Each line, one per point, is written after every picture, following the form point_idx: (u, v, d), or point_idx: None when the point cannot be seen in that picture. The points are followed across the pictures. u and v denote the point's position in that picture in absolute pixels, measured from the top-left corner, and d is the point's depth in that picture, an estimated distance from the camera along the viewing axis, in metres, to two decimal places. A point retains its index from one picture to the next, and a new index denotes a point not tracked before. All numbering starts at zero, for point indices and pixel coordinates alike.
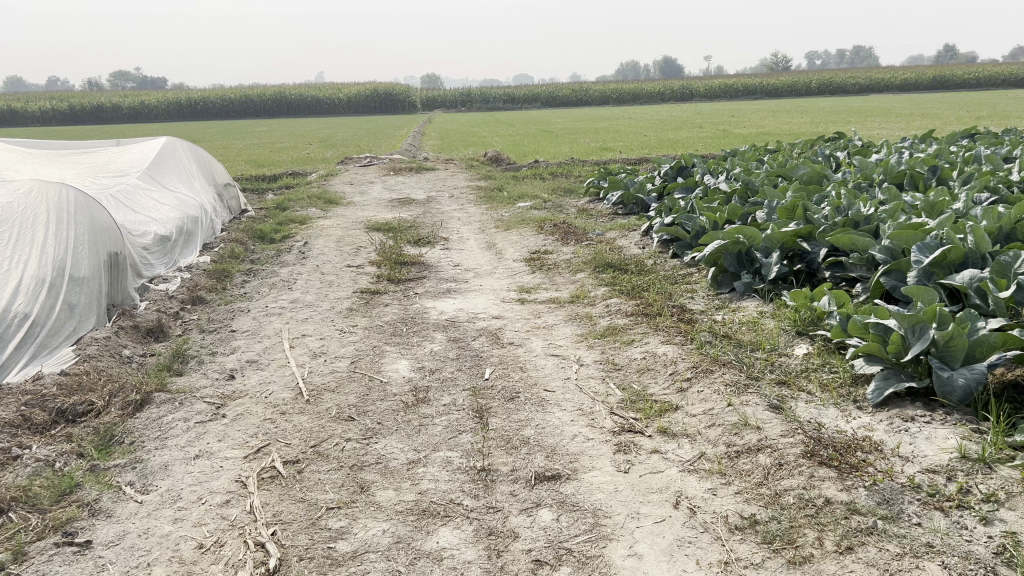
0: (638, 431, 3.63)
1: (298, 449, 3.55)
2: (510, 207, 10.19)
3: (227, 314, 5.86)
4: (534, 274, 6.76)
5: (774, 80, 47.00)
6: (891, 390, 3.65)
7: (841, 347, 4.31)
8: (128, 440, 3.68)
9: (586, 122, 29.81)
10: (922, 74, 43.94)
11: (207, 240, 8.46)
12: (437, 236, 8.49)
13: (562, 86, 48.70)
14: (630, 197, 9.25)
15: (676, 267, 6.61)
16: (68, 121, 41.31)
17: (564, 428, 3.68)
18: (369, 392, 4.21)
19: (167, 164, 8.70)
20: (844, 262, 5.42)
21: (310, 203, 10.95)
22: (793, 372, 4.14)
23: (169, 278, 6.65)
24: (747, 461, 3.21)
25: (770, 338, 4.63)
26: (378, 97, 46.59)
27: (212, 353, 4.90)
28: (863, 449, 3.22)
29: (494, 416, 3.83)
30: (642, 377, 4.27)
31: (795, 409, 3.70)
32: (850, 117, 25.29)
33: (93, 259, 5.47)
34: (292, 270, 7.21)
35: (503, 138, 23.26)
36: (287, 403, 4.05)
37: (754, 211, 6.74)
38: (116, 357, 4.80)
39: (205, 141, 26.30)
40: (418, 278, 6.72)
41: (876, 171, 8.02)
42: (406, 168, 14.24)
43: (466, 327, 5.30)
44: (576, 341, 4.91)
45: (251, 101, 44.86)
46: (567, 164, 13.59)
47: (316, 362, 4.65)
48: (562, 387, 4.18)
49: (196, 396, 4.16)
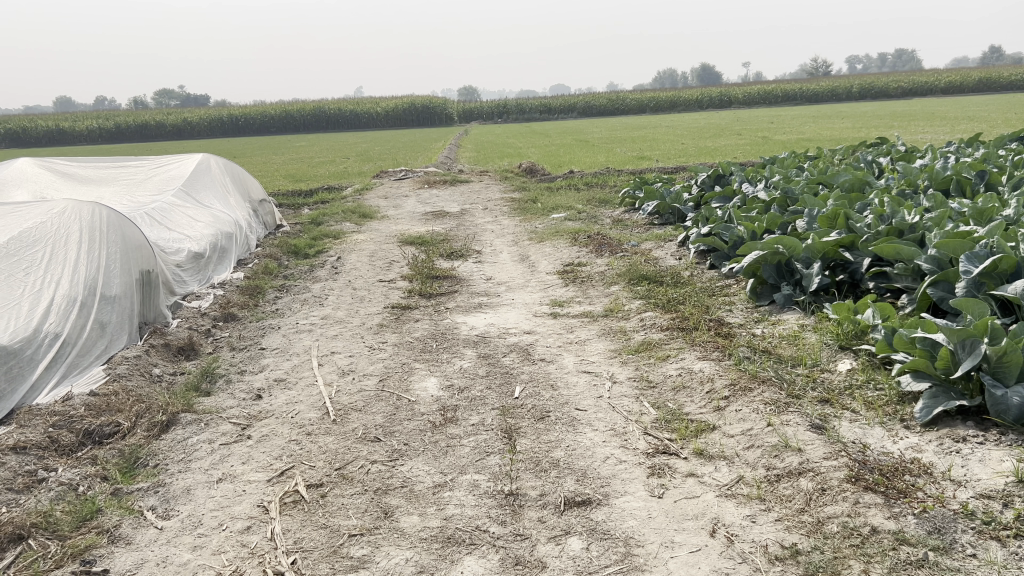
0: (673, 452, 3.49)
1: (323, 472, 3.47)
2: (544, 219, 10.09)
3: (258, 331, 5.83)
4: (568, 287, 6.64)
5: (813, 86, 46.36)
6: (941, 409, 3.46)
7: (886, 362, 4.12)
8: (153, 463, 3.63)
9: (622, 132, 29.62)
10: (966, 77, 43.07)
11: (242, 256, 8.48)
12: (470, 250, 8.41)
13: (597, 96, 48.60)
14: (666, 207, 9.09)
15: (713, 279, 6.44)
16: (114, 139, 42.23)
17: (595, 449, 3.55)
18: (397, 411, 4.12)
19: (202, 181, 8.75)
20: (888, 272, 5.22)
21: (344, 217, 10.97)
22: (836, 389, 3.96)
23: (201, 296, 6.66)
24: (788, 486, 3.06)
25: (811, 353, 4.45)
26: (415, 109, 46.86)
27: (240, 372, 4.86)
28: (912, 472, 3.04)
29: (524, 437, 3.71)
30: (677, 395, 4.12)
31: (838, 429, 3.52)
32: (893, 121, 24.84)
33: (125, 277, 5.48)
34: (324, 285, 7.17)
35: (538, 149, 23.16)
36: (314, 423, 3.98)
37: (795, 220, 6.55)
38: (146, 377, 4.79)
39: (245, 156, 26.72)
40: (450, 292, 6.65)
41: (921, 177, 7.78)
42: (441, 181, 14.22)
43: (497, 342, 5.20)
44: (609, 357, 4.78)
45: (290, 115, 45.41)
46: (603, 174, 13.45)
47: (344, 380, 4.58)
48: (594, 406, 4.05)
49: (222, 417, 4.10)
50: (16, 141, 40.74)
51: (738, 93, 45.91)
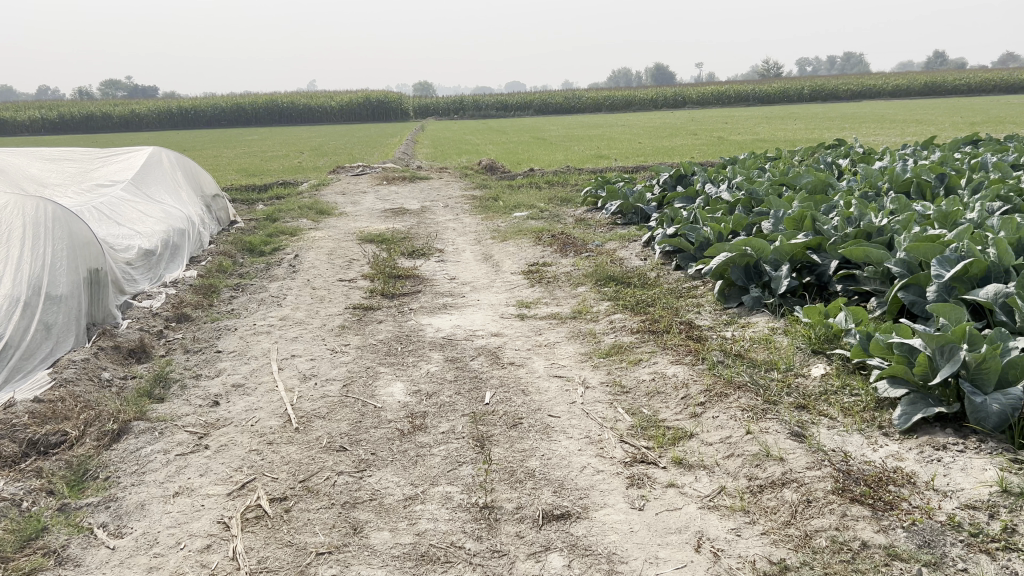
0: (651, 462, 3.38)
1: (286, 484, 3.30)
2: (506, 217, 9.97)
3: (213, 333, 5.60)
4: (534, 287, 6.52)
5: (766, 87, 46.97)
6: (920, 416, 3.41)
7: (861, 367, 4.08)
8: (103, 475, 3.42)
9: (579, 130, 29.66)
10: (913, 81, 44.04)
11: (194, 253, 8.20)
12: (432, 248, 8.25)
13: (552, 94, 48.65)
14: (629, 206, 9.02)
15: (680, 280, 6.38)
16: (58, 130, 40.99)
17: (571, 459, 3.43)
18: (362, 418, 3.96)
19: (153, 175, 8.44)
20: (857, 275, 5.19)
21: (301, 213, 10.71)
22: (812, 395, 3.90)
23: (153, 295, 6.40)
24: (772, 497, 2.98)
25: (784, 357, 4.39)
26: (370, 104, 46.35)
27: (196, 376, 4.64)
28: (896, 482, 2.98)
29: (496, 446, 3.58)
30: (652, 401, 4.03)
31: (817, 437, 3.45)
32: (844, 123, 25.27)
33: (72, 276, 5.23)
34: (281, 284, 6.96)
35: (495, 146, 23.03)
36: (275, 432, 3.80)
37: (760, 221, 6.51)
38: (94, 381, 4.55)
39: (196, 149, 26.09)
40: (413, 292, 6.48)
41: (882, 180, 7.81)
42: (399, 177, 14.00)
43: (464, 345, 5.06)
44: (580, 361, 4.67)
45: (242, 108, 44.54)
46: (563, 173, 13.37)
47: (306, 386, 4.39)
48: (567, 413, 3.93)
49: (177, 425, 3.89)
50: None
51: (692, 93, 46.33)
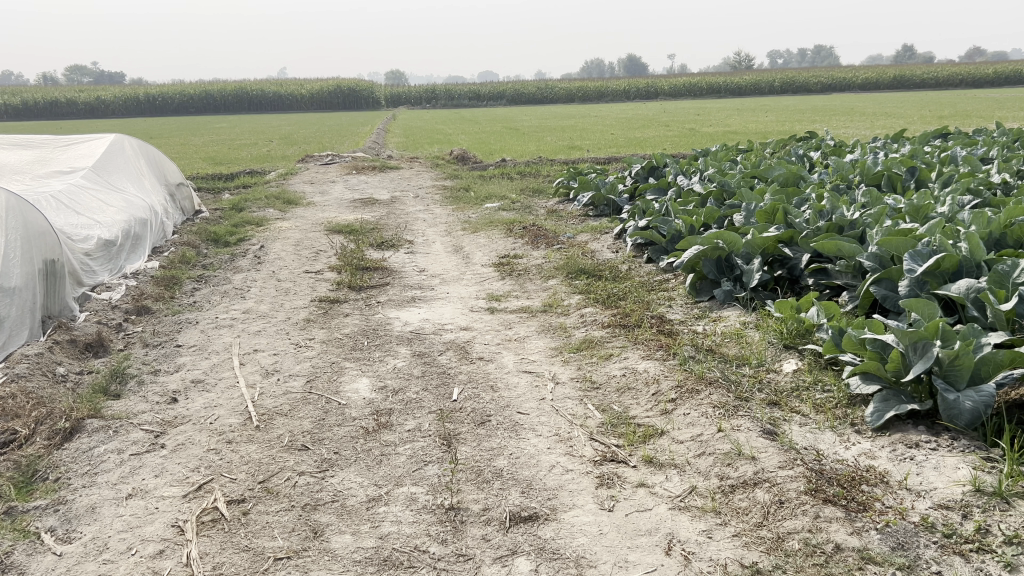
0: (621, 460, 3.31)
1: (244, 485, 3.18)
2: (477, 208, 9.86)
3: (174, 326, 5.45)
4: (504, 280, 6.43)
5: (738, 79, 47.13)
6: (893, 414, 3.38)
7: (833, 363, 4.04)
8: (53, 476, 3.28)
9: (551, 121, 29.59)
10: (883, 75, 44.42)
11: (157, 243, 8.01)
12: (401, 239, 8.12)
13: (525, 84, 48.48)
14: (601, 198, 8.95)
15: (652, 273, 6.32)
16: (20, 115, 40.06)
17: (540, 457, 3.35)
18: (326, 416, 3.85)
19: (115, 163, 8.22)
20: (828, 269, 5.16)
21: (268, 203, 10.52)
22: (784, 391, 3.85)
23: (113, 287, 6.23)
24: (744, 497, 2.92)
25: (756, 352, 4.34)
26: (341, 92, 45.88)
27: (154, 372, 4.50)
28: (869, 482, 2.93)
29: (463, 444, 3.49)
30: (622, 397, 3.96)
31: (790, 434, 3.40)
32: (814, 116, 25.40)
33: (26, 267, 5.06)
34: (246, 276, 6.80)
35: (468, 137, 22.90)
36: (234, 430, 3.67)
37: (732, 214, 6.46)
38: (48, 377, 4.39)
39: (162, 137, 25.63)
40: (381, 284, 6.37)
41: (853, 173, 7.80)
42: (369, 166, 13.83)
43: (433, 339, 4.96)
44: (550, 356, 4.59)
45: (211, 95, 43.87)
46: (535, 163, 13.28)
47: (268, 382, 4.27)
48: (537, 410, 3.85)
49: (133, 423, 3.75)
50: None
51: (664, 84, 46.42)
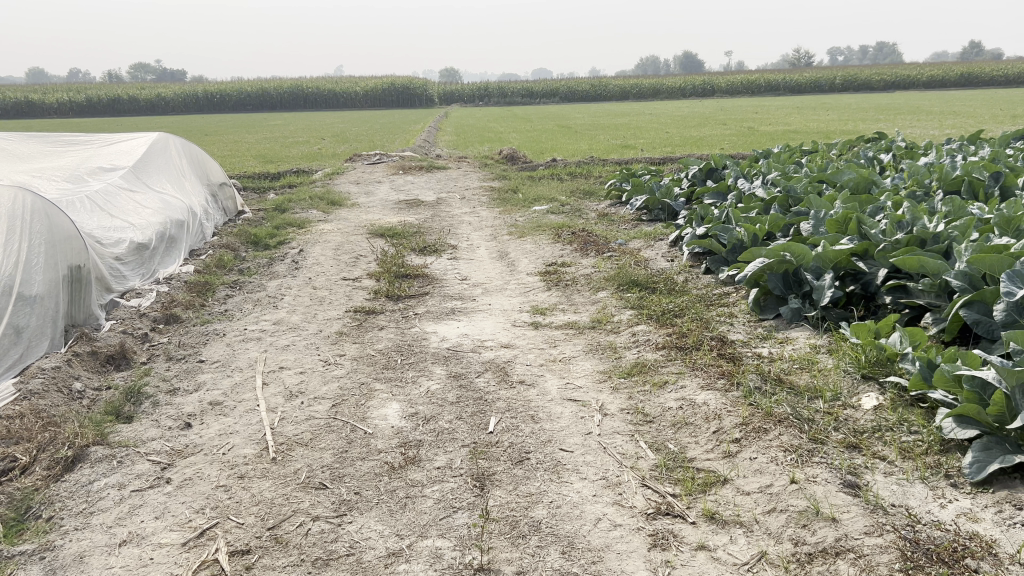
0: (677, 515, 2.89)
1: (251, 532, 2.84)
2: (525, 211, 9.47)
3: (201, 337, 5.17)
4: (550, 291, 6.03)
5: (798, 75, 45.79)
6: (996, 467, 2.84)
7: (920, 399, 3.54)
8: (46, 514, 2.98)
9: (604, 119, 29.05)
10: (949, 72, 42.87)
11: (195, 246, 7.78)
12: (445, 244, 7.77)
13: (578, 82, 47.89)
14: (654, 202, 8.48)
15: (711, 286, 5.85)
16: (82, 112, 40.73)
17: (584, 508, 2.95)
18: (349, 447, 3.49)
19: (155, 163, 8.01)
20: (909, 286, 4.63)
21: (312, 204, 10.27)
22: (864, 431, 3.36)
23: (143, 293, 5.97)
24: (824, 571, 2.48)
25: (830, 383, 3.86)
26: (394, 90, 45.86)
27: (173, 391, 4.19)
28: (975, 553, 2.46)
29: (497, 488, 3.10)
30: (679, 435, 3.52)
31: (875, 486, 2.93)
32: (878, 115, 24.40)
33: (50, 273, 4.82)
34: (281, 283, 6.51)
35: (519, 135, 22.51)
36: (248, 463, 3.34)
37: (799, 222, 5.95)
38: (63, 394, 4.12)
39: (216, 134, 25.76)
40: (420, 294, 6.02)
41: (929, 177, 7.20)
42: (417, 166, 13.52)
43: (470, 358, 4.58)
44: (598, 381, 4.18)
45: (268, 93, 44.33)
46: (587, 164, 12.83)
47: (290, 406, 3.94)
48: (582, 447, 3.44)
49: (140, 453, 3.45)
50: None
51: (721, 82, 45.45)
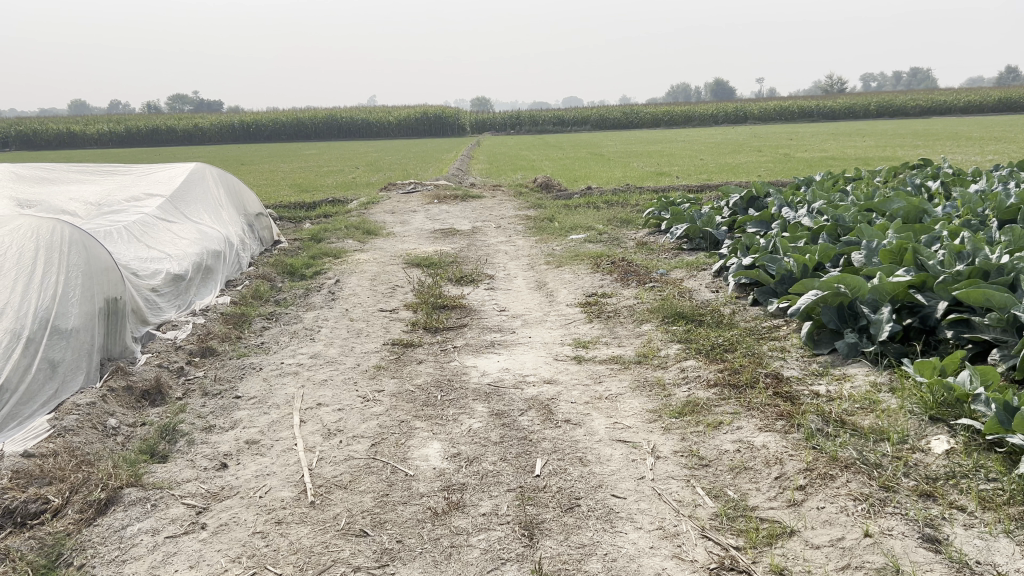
0: (743, 571, 2.69)
1: None
2: (562, 240, 9.33)
3: (237, 372, 5.07)
4: (592, 323, 5.86)
5: (831, 102, 45.38)
6: None
7: (995, 443, 3.31)
8: (79, 561, 2.87)
9: (637, 145, 28.91)
10: (988, 97, 42.22)
11: (231, 276, 7.74)
12: (482, 274, 7.65)
13: (610, 110, 47.89)
14: (695, 231, 8.19)
15: (759, 318, 5.64)
16: (123, 143, 41.52)
17: (641, 561, 2.76)
18: (390, 490, 3.34)
19: (193, 193, 8.01)
20: (972, 320, 4.40)
21: (347, 233, 10.22)
22: (937, 478, 3.13)
23: (179, 325, 5.90)
24: None
25: (896, 424, 3.63)
26: (426, 119, 46.16)
27: (208, 429, 4.08)
28: None
29: (548, 538, 2.93)
30: (738, 480, 3.32)
31: (956, 540, 2.71)
32: (916, 140, 24.01)
33: (86, 306, 4.74)
34: (318, 314, 6.42)
35: (552, 163, 22.45)
36: (286, 508, 3.20)
37: (850, 252, 5.74)
38: (98, 429, 4.03)
39: (250, 163, 26.06)
40: (458, 326, 5.89)
41: (982, 206, 6.96)
42: (451, 195, 13.45)
43: (513, 395, 4.42)
44: (648, 421, 4.00)
45: (302, 123, 44.88)
46: (623, 192, 12.68)
47: (329, 445, 3.80)
48: (635, 493, 3.26)
49: (175, 495, 3.33)
50: (27, 143, 40.05)
51: (754, 108, 45.19)
